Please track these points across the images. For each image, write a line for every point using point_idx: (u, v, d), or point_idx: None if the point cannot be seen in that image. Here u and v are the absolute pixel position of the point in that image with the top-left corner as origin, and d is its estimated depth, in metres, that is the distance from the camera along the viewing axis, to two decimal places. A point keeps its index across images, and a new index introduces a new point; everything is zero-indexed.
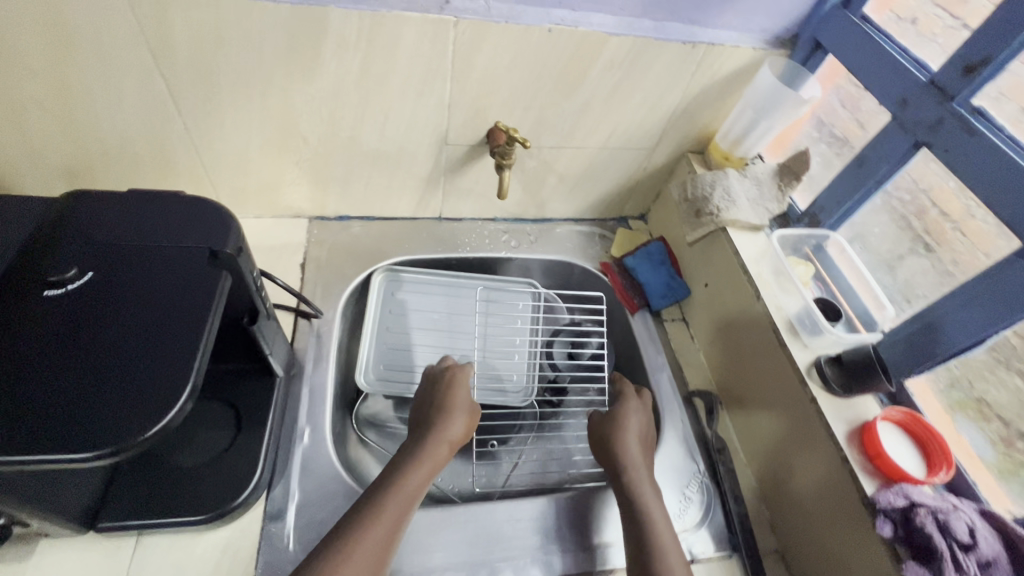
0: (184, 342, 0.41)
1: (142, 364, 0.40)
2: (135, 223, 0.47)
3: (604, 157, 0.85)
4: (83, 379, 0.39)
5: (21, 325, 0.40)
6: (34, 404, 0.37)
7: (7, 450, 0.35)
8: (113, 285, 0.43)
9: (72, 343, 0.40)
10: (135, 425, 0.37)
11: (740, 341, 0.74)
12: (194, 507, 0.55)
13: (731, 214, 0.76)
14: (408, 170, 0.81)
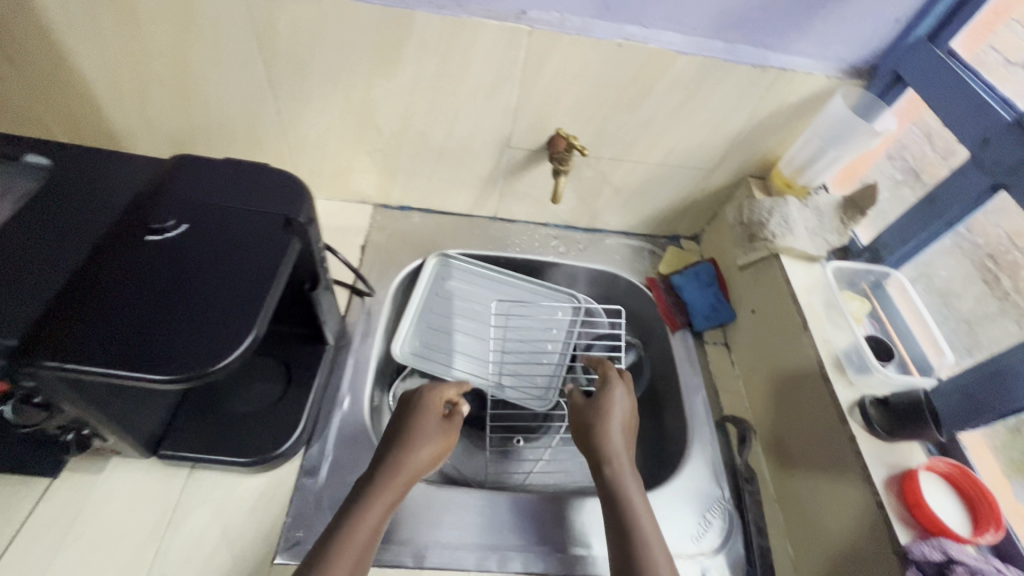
0: (253, 295, 0.46)
1: (215, 309, 0.45)
2: (226, 186, 0.53)
3: (661, 173, 0.86)
4: (166, 315, 0.44)
5: (125, 261, 0.46)
6: (126, 330, 0.43)
7: (101, 365, 0.40)
8: (201, 237, 0.49)
9: (163, 283, 0.45)
10: (207, 361, 0.42)
11: (782, 371, 0.72)
12: (241, 451, 0.60)
13: (786, 242, 0.75)
14: (470, 169, 0.85)
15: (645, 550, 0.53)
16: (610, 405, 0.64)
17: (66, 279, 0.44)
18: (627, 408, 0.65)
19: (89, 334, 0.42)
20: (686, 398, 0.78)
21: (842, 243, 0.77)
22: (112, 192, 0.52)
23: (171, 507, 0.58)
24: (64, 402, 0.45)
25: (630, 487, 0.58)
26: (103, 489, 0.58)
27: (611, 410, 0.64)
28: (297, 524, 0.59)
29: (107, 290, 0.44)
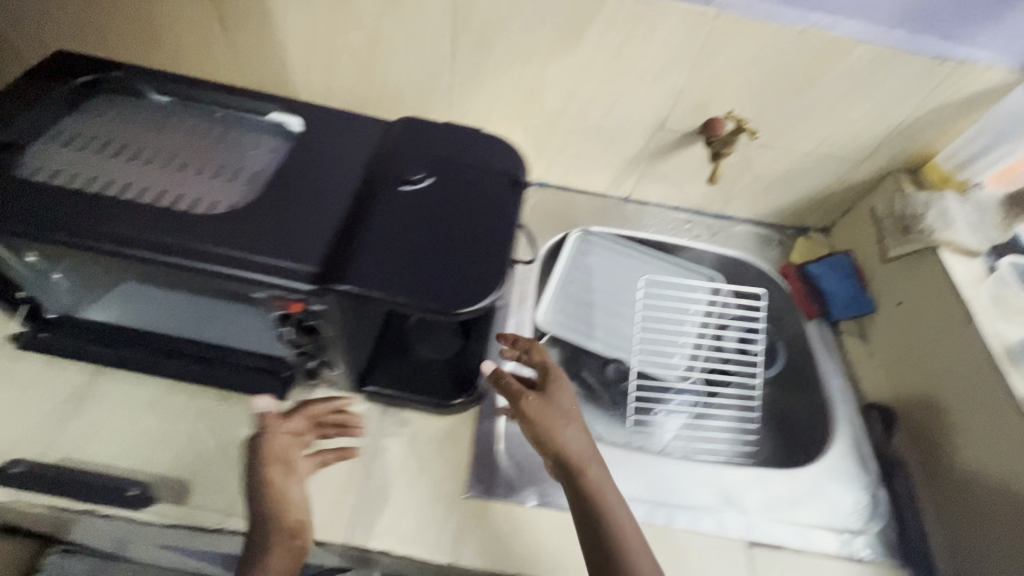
0: (499, 238, 0.53)
1: (472, 249, 0.52)
2: (453, 146, 0.60)
3: (806, 163, 0.87)
4: (435, 253, 0.51)
5: (392, 207, 0.54)
6: (407, 262, 0.50)
7: (396, 290, 0.49)
8: (445, 188, 0.56)
9: (426, 226, 0.53)
10: (461, 302, 0.48)
11: (936, 362, 0.73)
12: (429, 394, 0.66)
13: (946, 235, 0.74)
14: (617, 149, 0.88)
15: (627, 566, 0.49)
16: (557, 399, 0.57)
17: (343, 220, 0.53)
18: (572, 397, 0.58)
19: (368, 266, 0.50)
20: (824, 383, 0.80)
21: (1003, 239, 0.76)
22: (361, 149, 0.60)
23: (372, 437, 0.65)
24: (328, 325, 0.53)
25: (607, 496, 0.53)
26: (313, 416, 0.65)
27: (563, 405, 0.57)
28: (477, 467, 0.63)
29: (376, 232, 0.52)
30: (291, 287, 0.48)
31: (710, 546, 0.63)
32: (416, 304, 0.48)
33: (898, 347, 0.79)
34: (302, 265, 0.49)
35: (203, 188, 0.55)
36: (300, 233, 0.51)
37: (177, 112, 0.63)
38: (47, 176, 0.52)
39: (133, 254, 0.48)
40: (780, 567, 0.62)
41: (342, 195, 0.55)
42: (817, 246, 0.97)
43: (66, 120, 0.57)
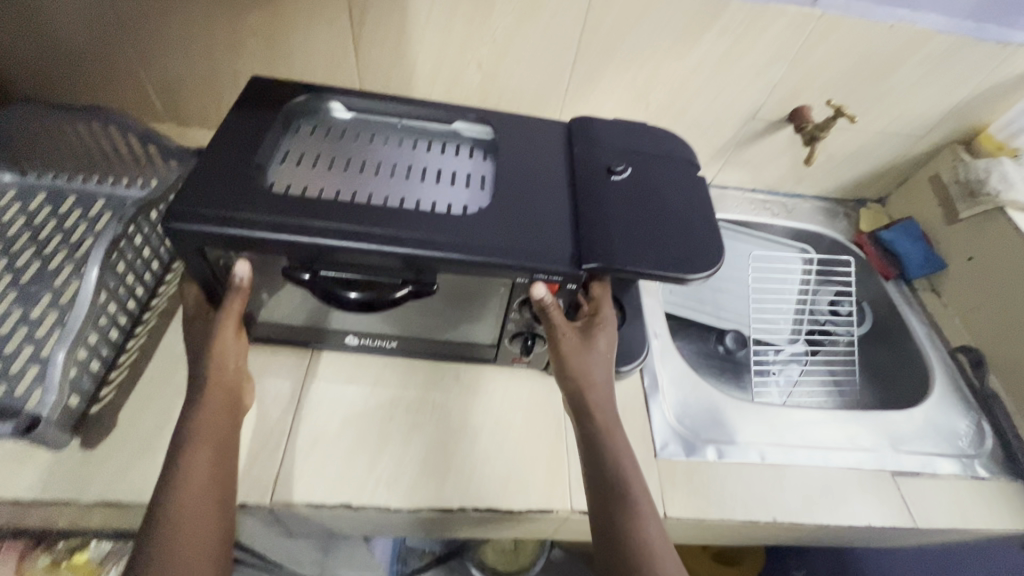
0: (702, 214, 0.65)
1: (688, 223, 0.64)
2: (631, 142, 0.73)
3: (874, 140, 0.97)
4: (661, 229, 0.62)
5: (609, 194, 0.65)
6: (643, 241, 0.61)
7: (646, 265, 0.59)
8: (642, 176, 0.68)
9: (643, 208, 0.64)
10: (693, 269, 0.59)
11: (1012, 306, 0.84)
12: None
13: (1010, 196, 0.86)
14: (710, 139, 0.96)
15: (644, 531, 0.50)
16: (595, 343, 0.61)
17: (571, 209, 0.62)
18: (610, 342, 0.62)
19: (612, 249, 0.59)
20: (916, 335, 0.91)
21: None
22: (552, 157, 0.68)
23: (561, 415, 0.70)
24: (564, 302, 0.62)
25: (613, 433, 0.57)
26: (500, 399, 0.70)
27: (596, 344, 0.61)
28: (663, 439, 0.70)
29: (604, 217, 0.62)
30: (556, 271, 0.56)
31: (863, 481, 0.72)
32: (658, 275, 0.58)
33: (973, 298, 0.91)
34: (563, 253, 0.57)
35: (435, 193, 0.61)
36: (543, 228, 0.59)
37: (370, 130, 0.69)
38: (299, 192, 0.57)
39: (411, 254, 0.54)
40: (922, 491, 0.72)
41: (562, 192, 0.64)
42: (878, 215, 1.07)
43: (285, 143, 0.64)
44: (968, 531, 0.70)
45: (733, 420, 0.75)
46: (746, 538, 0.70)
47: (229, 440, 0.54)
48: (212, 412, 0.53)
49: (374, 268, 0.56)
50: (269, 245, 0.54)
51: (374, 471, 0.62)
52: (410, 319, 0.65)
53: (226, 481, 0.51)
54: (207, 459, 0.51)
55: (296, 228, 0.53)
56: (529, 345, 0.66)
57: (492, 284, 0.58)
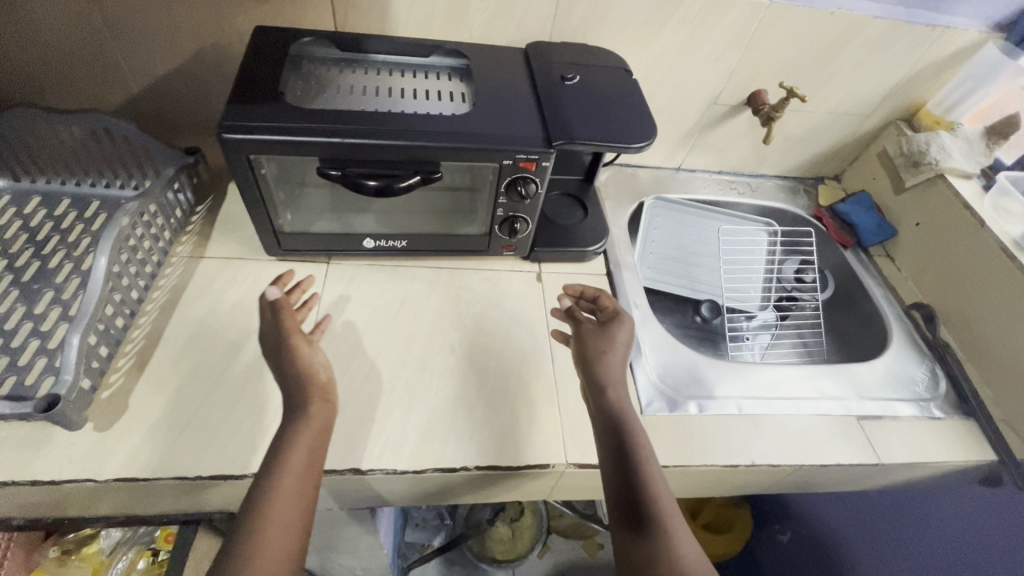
0: (639, 102, 0.76)
1: (629, 109, 0.75)
2: (577, 57, 0.82)
3: (826, 121, 1.05)
4: (608, 117, 0.73)
5: (563, 93, 0.75)
6: (594, 127, 0.72)
7: (601, 141, 0.70)
8: (589, 79, 0.78)
9: (592, 104, 0.75)
10: (637, 138, 0.71)
11: (956, 262, 0.93)
12: (578, 243, 0.89)
13: (948, 164, 0.94)
14: (676, 125, 1.03)
15: (671, 551, 0.51)
16: (613, 335, 0.69)
17: (536, 105, 0.73)
18: (629, 333, 0.70)
19: (573, 132, 0.70)
20: (874, 296, 0.98)
21: (990, 163, 0.97)
22: (520, 77, 0.77)
23: (553, 380, 0.75)
24: (543, 182, 0.73)
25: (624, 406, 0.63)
26: (495, 368, 0.75)
27: (616, 337, 0.69)
28: (650, 395, 0.76)
29: (562, 110, 0.72)
30: (533, 149, 0.68)
31: (831, 425, 0.78)
32: (609, 146, 0.70)
33: (923, 260, 0.99)
34: (536, 138, 0.69)
35: (426, 106, 0.72)
36: (517, 120, 0.71)
37: (363, 65, 0.78)
38: (317, 108, 0.67)
39: (414, 145, 0.65)
40: (885, 431, 0.79)
41: (527, 98, 0.74)
42: (834, 190, 1.16)
43: (293, 77, 0.73)
44: (929, 464, 0.77)
45: (712, 380, 0.81)
46: (729, 483, 0.76)
47: (312, 486, 0.53)
48: (300, 457, 0.54)
49: (386, 163, 0.67)
50: (298, 147, 0.63)
51: (380, 438, 0.66)
52: (422, 211, 0.77)
53: (301, 523, 0.50)
54: (284, 504, 0.50)
55: (323, 128, 0.64)
56: (514, 228, 0.79)
57: (484, 169, 0.70)
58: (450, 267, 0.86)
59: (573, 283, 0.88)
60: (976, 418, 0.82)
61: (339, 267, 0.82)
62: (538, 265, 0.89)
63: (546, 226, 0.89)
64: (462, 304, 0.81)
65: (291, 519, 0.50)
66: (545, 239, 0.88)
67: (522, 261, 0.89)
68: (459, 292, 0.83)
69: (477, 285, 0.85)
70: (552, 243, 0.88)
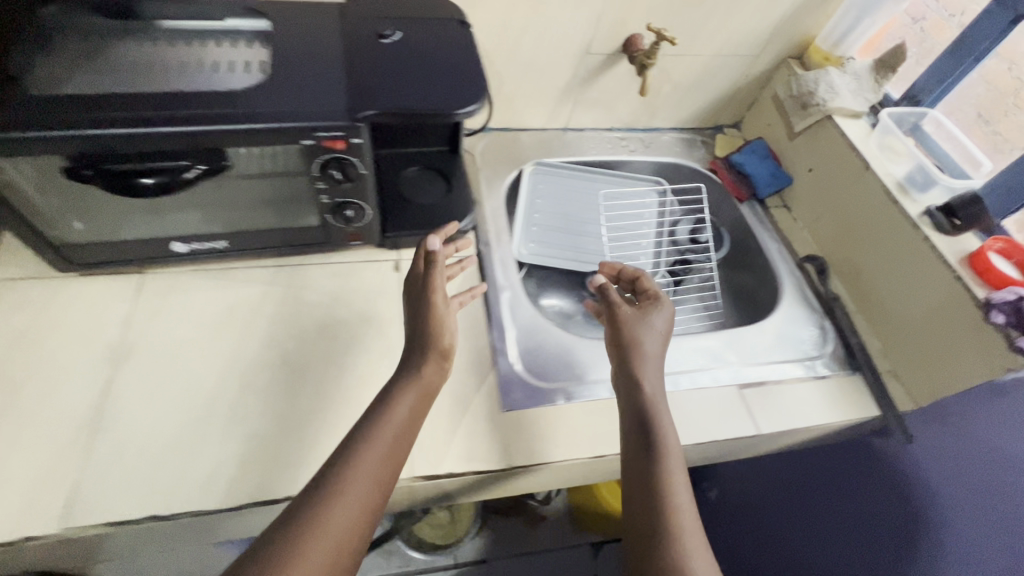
0: (471, 59, 0.66)
1: (456, 69, 0.65)
2: (406, 10, 0.71)
3: (714, 64, 0.97)
4: (431, 80, 0.63)
5: (378, 54, 0.64)
6: (411, 92, 0.62)
7: (419, 111, 0.61)
8: (414, 35, 0.67)
9: (413, 65, 0.64)
10: (461, 104, 0.62)
11: (845, 209, 0.88)
12: (439, 223, 0.80)
13: (836, 104, 0.88)
14: (552, 81, 0.93)
15: (671, 521, 0.52)
16: (652, 313, 0.69)
17: (345, 69, 0.62)
18: (666, 321, 0.69)
19: (383, 102, 0.60)
20: (766, 252, 0.94)
21: (879, 99, 0.91)
22: (331, 36, 0.65)
23: None
24: (362, 161, 0.63)
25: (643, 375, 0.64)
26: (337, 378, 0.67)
27: (651, 324, 0.68)
28: (510, 386, 0.70)
29: (375, 76, 0.62)
30: (333, 124, 0.58)
31: (709, 398, 0.73)
32: (427, 116, 0.61)
33: (815, 208, 0.94)
34: (336, 110, 0.58)
35: (213, 82, 0.60)
36: (319, 90, 0.60)
37: (144, 35, 0.63)
38: (61, 93, 0.55)
39: (180, 130, 0.54)
40: (767, 398, 0.74)
41: (334, 62, 0.63)
42: (733, 139, 1.09)
43: (41, 56, 0.59)
44: (810, 428, 0.74)
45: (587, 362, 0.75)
46: (605, 470, 0.71)
47: (404, 445, 0.56)
48: (401, 417, 0.57)
49: (157, 155, 0.56)
50: (29, 145, 0.51)
51: (189, 475, 0.58)
52: (233, 205, 0.66)
53: (384, 490, 0.52)
54: (377, 463, 0.53)
55: (59, 120, 0.52)
56: (348, 216, 0.70)
57: (284, 152, 0.60)
58: (292, 264, 0.76)
59: (436, 269, 0.80)
60: (862, 372, 0.79)
61: (158, 277, 0.71)
62: (397, 253, 0.80)
63: (403, 206, 0.80)
64: (303, 307, 0.72)
65: (377, 481, 0.52)
66: (399, 223, 0.79)
67: (378, 249, 0.79)
68: (302, 293, 0.74)
69: (323, 282, 0.75)
70: (407, 226, 0.78)
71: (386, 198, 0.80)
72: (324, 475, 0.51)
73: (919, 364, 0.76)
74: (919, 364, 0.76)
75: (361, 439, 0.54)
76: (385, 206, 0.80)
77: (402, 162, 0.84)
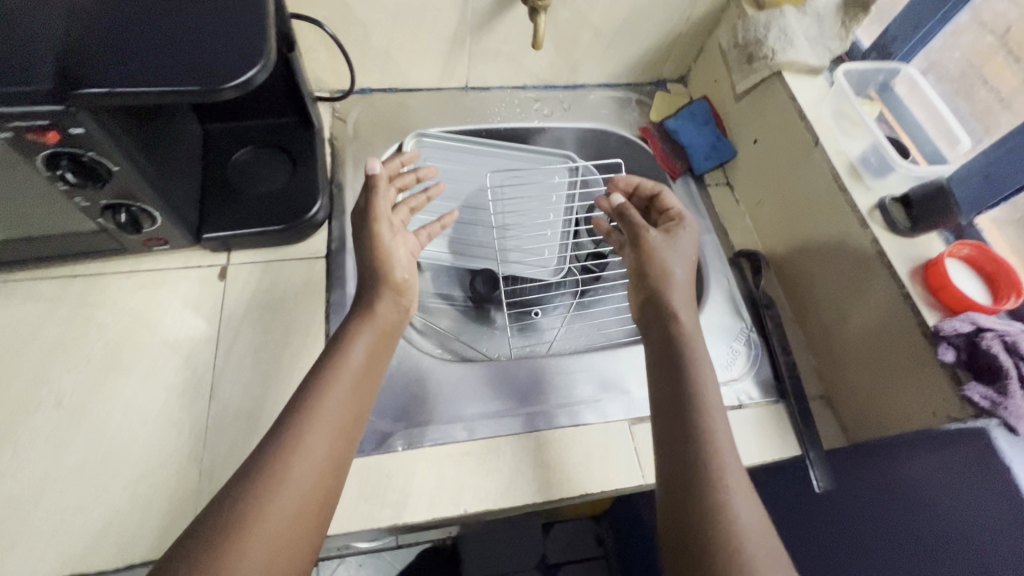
0: (255, 9, 0.48)
1: (232, 25, 0.47)
2: None
3: (645, 3, 0.77)
4: (191, 40, 0.46)
5: (114, 1, 0.46)
6: (155, 58, 0.44)
7: (160, 83, 0.43)
8: None
9: (167, 18, 0.46)
10: (226, 76, 0.45)
11: (790, 192, 0.71)
12: (274, 219, 0.65)
13: (787, 56, 0.69)
14: (433, 28, 0.74)
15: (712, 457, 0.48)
16: (678, 242, 0.63)
17: (59, 21, 0.44)
18: (694, 242, 0.64)
19: (105, 70, 0.43)
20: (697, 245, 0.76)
21: (845, 49, 0.71)
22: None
23: (200, 428, 0.55)
24: (108, 153, 0.47)
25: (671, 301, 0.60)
26: (120, 424, 0.54)
27: (683, 246, 0.63)
28: None
29: (105, 32, 0.44)
30: (27, 106, 0.41)
31: (590, 438, 0.60)
32: (173, 94, 0.43)
33: (758, 188, 0.76)
34: (30, 83, 0.41)
35: None
36: (10, 50, 0.42)
37: None
38: None
39: None
40: None
41: (47, 8, 0.44)
42: (676, 97, 0.90)
43: None
44: None
45: (444, 395, 0.61)
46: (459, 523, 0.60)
47: (371, 384, 0.53)
48: (359, 357, 0.53)
49: None
50: None
51: None
52: None
53: (350, 431, 0.49)
54: (342, 405, 0.50)
55: None
56: (128, 219, 0.55)
57: None
58: (87, 273, 0.62)
59: (272, 276, 0.65)
60: (787, 399, 0.65)
61: None
62: (226, 256, 0.65)
63: (229, 197, 0.65)
64: (91, 330, 0.59)
65: (343, 420, 0.49)
66: (221, 221, 0.63)
67: (200, 251, 0.65)
68: (93, 311, 0.60)
69: (125, 296, 0.61)
70: (233, 224, 0.63)
71: (207, 189, 0.65)
72: (284, 417, 0.48)
73: (856, 393, 0.62)
74: (855, 393, 0.62)
75: (324, 376, 0.51)
76: (207, 197, 0.64)
77: (237, 139, 0.68)
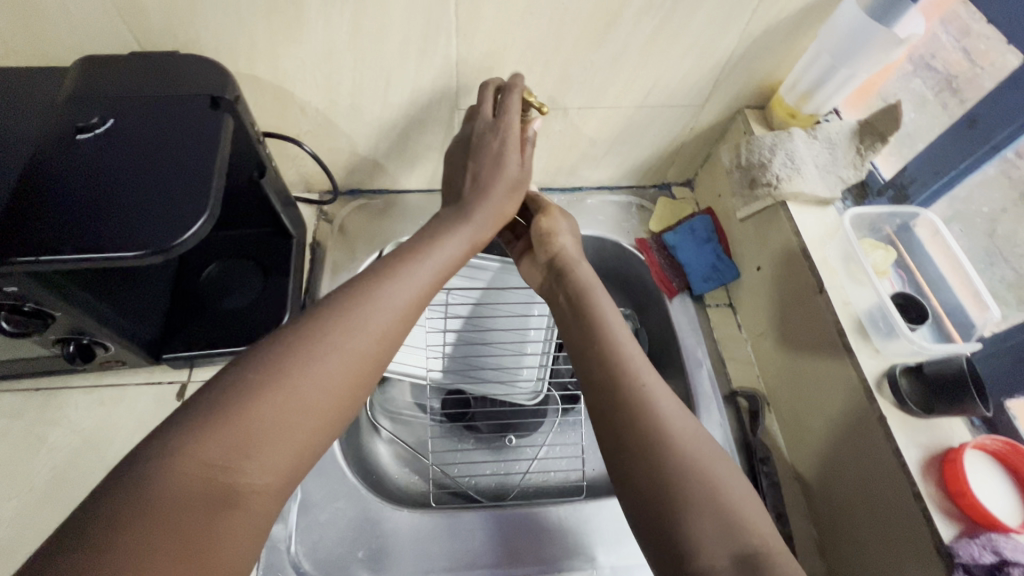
0: (205, 162, 0.48)
1: (176, 179, 0.46)
2: (145, 82, 0.51)
3: (643, 117, 0.72)
4: (131, 196, 0.45)
5: (67, 157, 0.46)
6: (93, 218, 0.44)
7: (88, 249, 0.42)
8: (134, 124, 0.49)
9: (113, 173, 0.46)
10: (173, 233, 0.44)
11: (792, 333, 0.63)
12: (236, 340, 0.63)
13: (794, 186, 0.63)
14: (420, 140, 0.72)
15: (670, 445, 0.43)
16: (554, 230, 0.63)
17: (13, 182, 0.45)
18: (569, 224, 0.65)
19: (39, 234, 0.42)
20: (692, 376, 0.69)
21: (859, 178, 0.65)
22: (19, 132, 0.48)
23: None
24: (50, 303, 0.47)
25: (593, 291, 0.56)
26: None
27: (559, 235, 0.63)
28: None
29: (51, 192, 0.44)
30: None
31: None
32: (101, 259, 0.42)
33: (761, 319, 0.69)
34: None
35: None
36: None
37: None
38: None
39: None
40: None
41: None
42: (680, 205, 0.84)
43: None
44: None
45: (384, 547, 0.56)
46: None
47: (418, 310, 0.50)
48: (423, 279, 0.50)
49: None
50: None
51: None
52: None
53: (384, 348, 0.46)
54: (368, 338, 0.44)
55: None
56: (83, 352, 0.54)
57: None
58: (48, 387, 0.61)
59: None
60: None
61: None
62: (187, 372, 0.64)
63: (195, 314, 0.64)
64: (41, 452, 0.58)
65: (379, 334, 0.45)
66: (185, 340, 0.62)
67: (162, 368, 0.64)
68: (45, 431, 0.59)
69: (81, 415, 0.61)
70: (194, 344, 0.62)
71: (175, 306, 0.64)
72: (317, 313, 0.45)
73: None
74: None
75: (374, 281, 0.48)
76: (176, 314, 0.64)
77: (213, 253, 0.68)
